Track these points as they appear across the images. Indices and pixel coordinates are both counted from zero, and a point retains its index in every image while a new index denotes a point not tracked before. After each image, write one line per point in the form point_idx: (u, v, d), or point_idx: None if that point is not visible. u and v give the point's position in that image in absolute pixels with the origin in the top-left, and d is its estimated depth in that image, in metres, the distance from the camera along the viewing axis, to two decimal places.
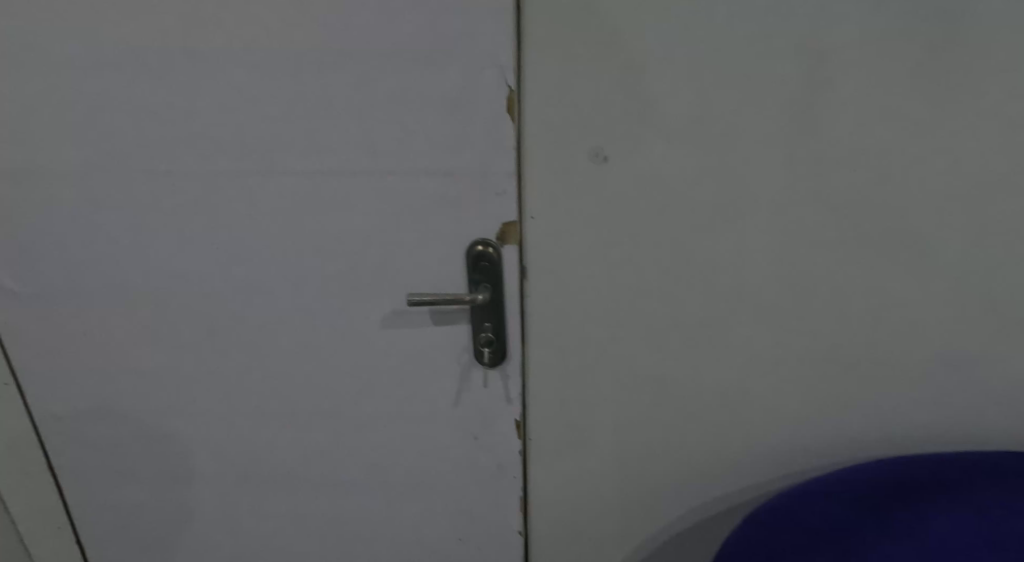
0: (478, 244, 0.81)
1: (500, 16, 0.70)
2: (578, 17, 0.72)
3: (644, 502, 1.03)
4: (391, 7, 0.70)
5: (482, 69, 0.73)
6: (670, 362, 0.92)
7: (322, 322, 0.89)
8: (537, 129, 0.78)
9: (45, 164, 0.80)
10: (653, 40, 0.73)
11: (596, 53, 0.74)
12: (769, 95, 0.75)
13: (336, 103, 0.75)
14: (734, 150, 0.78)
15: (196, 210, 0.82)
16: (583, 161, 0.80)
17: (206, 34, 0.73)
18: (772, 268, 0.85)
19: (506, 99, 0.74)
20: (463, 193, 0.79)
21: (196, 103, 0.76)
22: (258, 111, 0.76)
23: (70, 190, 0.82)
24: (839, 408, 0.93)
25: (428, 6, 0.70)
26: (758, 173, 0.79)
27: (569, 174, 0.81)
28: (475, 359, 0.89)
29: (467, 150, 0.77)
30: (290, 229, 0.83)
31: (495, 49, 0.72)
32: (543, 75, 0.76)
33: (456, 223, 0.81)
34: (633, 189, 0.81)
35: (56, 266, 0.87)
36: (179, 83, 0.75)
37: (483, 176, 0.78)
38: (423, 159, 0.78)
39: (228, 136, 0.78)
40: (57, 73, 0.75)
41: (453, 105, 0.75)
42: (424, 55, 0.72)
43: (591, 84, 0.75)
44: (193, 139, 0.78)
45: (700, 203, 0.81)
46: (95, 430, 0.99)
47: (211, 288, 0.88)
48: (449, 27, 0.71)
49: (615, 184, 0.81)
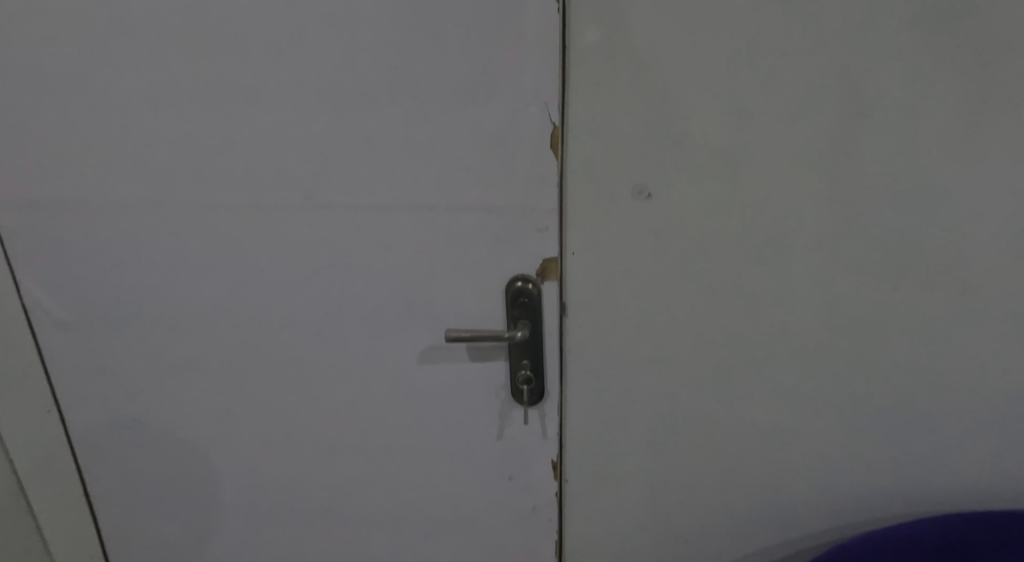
0: (518, 280, 0.80)
1: (547, 54, 0.70)
2: (623, 55, 0.72)
3: (683, 545, 1.00)
4: (438, 46, 0.71)
5: (527, 105, 0.72)
6: (712, 401, 0.90)
7: (360, 355, 0.88)
8: (580, 166, 0.78)
9: (99, 192, 0.82)
10: (699, 77, 0.73)
11: (642, 91, 0.74)
12: (814, 131, 0.75)
13: (380, 138, 0.76)
14: (778, 187, 0.78)
15: (238, 242, 0.83)
16: (626, 198, 0.79)
17: (260, 70, 0.74)
18: (816, 305, 0.84)
19: (551, 135, 0.74)
20: (504, 229, 0.78)
21: (247, 137, 0.78)
22: (304, 145, 0.77)
23: (121, 219, 0.84)
24: (884, 447, 0.91)
25: (475, 44, 0.70)
26: (802, 206, 0.78)
27: (612, 211, 0.79)
28: (512, 397, 0.87)
29: (509, 187, 0.76)
30: (331, 261, 0.83)
31: (541, 86, 0.71)
32: (587, 111, 0.75)
33: (496, 259, 0.80)
34: (675, 225, 0.80)
35: (105, 292, 0.88)
36: (231, 117, 0.77)
37: (525, 213, 0.77)
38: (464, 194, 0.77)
39: (276, 169, 0.79)
40: (118, 105, 0.77)
41: (496, 141, 0.74)
42: (470, 92, 0.73)
43: (635, 121, 0.75)
44: (242, 171, 0.79)
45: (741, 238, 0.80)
46: (130, 457, 0.99)
47: (251, 318, 0.88)
48: (495, 65, 0.71)
49: (659, 220, 0.79)
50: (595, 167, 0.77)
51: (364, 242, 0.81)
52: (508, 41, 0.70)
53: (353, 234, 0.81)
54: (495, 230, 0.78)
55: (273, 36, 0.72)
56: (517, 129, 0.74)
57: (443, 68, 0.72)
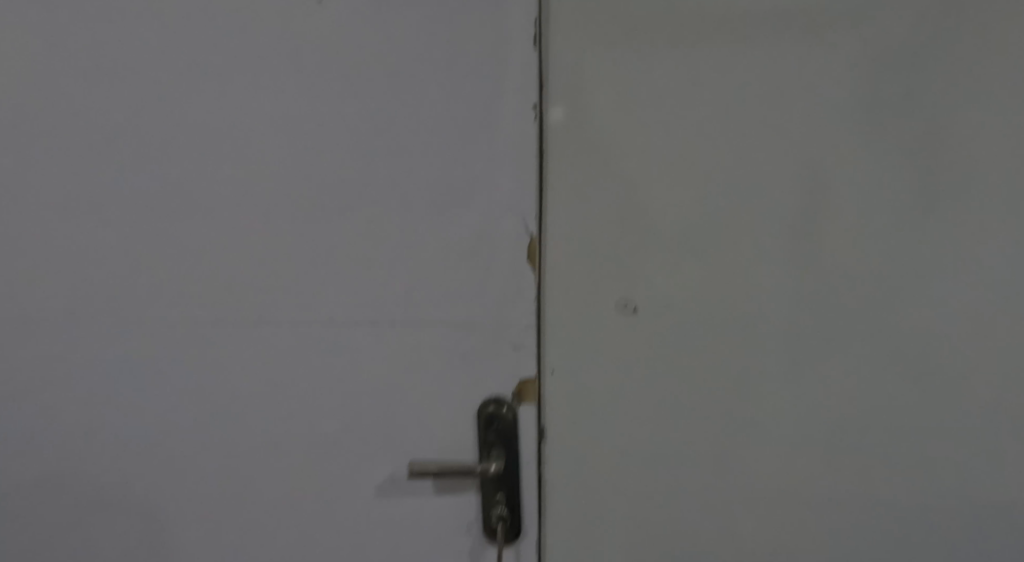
0: (490, 404, 0.72)
1: (522, 162, 0.68)
2: (598, 164, 0.72)
3: None
4: (411, 154, 0.68)
5: (502, 215, 0.68)
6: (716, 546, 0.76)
7: (308, 493, 0.75)
8: (557, 276, 0.73)
9: (30, 307, 0.73)
10: (673, 185, 0.72)
11: (618, 197, 0.72)
12: (795, 239, 0.73)
13: (344, 249, 0.70)
14: (765, 297, 0.73)
15: (173, 359, 0.73)
16: (606, 309, 0.73)
17: (223, 178, 0.70)
18: (822, 428, 0.75)
19: (528, 245, 0.69)
20: (477, 346, 0.71)
21: (201, 246, 0.71)
22: (263, 254, 0.71)
23: (50, 338, 0.73)
24: None
25: (448, 153, 0.68)
26: (792, 319, 0.73)
27: (592, 323, 0.73)
28: (485, 541, 0.75)
29: (482, 302, 0.70)
30: (284, 383, 0.73)
31: (516, 195, 0.68)
32: (564, 219, 0.72)
33: (467, 379, 0.72)
34: (660, 340, 0.74)
35: (18, 423, 0.75)
36: (187, 225, 0.71)
37: (499, 329, 0.70)
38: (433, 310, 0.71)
39: (230, 280, 0.72)
40: (67, 214, 0.71)
41: (469, 252, 0.69)
42: (442, 201, 0.69)
43: (613, 230, 0.72)
44: (192, 283, 0.72)
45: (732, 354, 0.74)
46: None
47: (186, 451, 0.75)
48: (469, 173, 0.68)
49: (642, 333, 0.74)
50: (574, 279, 0.73)
51: (319, 361, 0.72)
52: (484, 149, 0.68)
53: (308, 353, 0.72)
54: (466, 348, 0.71)
55: (241, 144, 0.70)
56: (492, 241, 0.69)
57: (416, 175, 0.69)
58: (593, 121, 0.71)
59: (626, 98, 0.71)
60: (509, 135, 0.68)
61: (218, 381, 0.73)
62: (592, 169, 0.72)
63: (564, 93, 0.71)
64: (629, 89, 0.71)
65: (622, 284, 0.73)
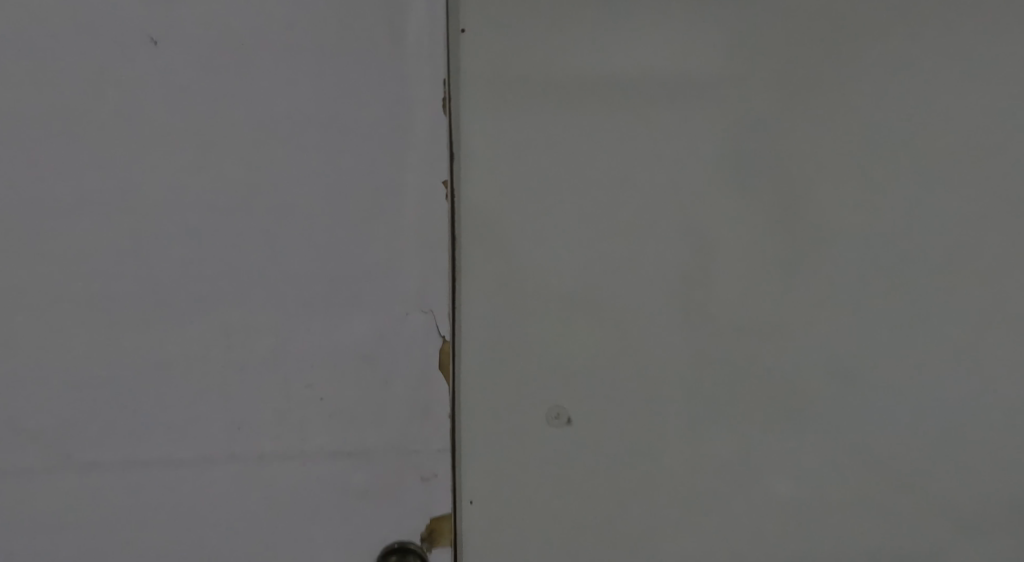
0: (393, 549, 0.54)
1: (428, 246, 0.55)
2: (517, 241, 0.59)
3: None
4: (291, 238, 0.55)
5: (406, 312, 0.55)
6: None
7: None
8: (474, 381, 0.58)
9: None
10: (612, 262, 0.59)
11: (543, 280, 0.59)
12: (763, 319, 0.59)
13: (202, 357, 0.55)
14: (733, 392, 0.59)
15: None
16: (536, 420, 0.58)
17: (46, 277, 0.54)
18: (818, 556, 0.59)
19: (438, 349, 0.55)
20: (375, 479, 0.54)
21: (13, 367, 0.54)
22: (99, 372, 0.54)
23: None
24: None
25: (338, 236, 0.55)
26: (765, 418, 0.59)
27: (517, 440, 0.58)
28: None
29: (379, 425, 0.54)
30: (126, 539, 0.55)
31: (422, 285, 0.55)
32: (481, 312, 0.58)
33: (363, 522, 0.55)
34: (598, 457, 0.58)
35: None
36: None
37: (403, 454, 0.54)
38: (316, 436, 0.55)
39: (52, 409, 0.54)
40: None
41: (365, 359, 0.55)
42: (330, 295, 0.55)
43: (537, 317, 0.59)
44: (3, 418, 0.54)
45: (689, 472, 0.59)
46: None
47: None
48: (364, 261, 0.55)
49: (582, 447, 0.58)
50: (490, 381, 0.59)
51: (157, 501, 0.54)
52: (383, 233, 0.55)
53: (144, 492, 0.54)
54: (356, 485, 0.55)
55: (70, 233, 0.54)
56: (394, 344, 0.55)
57: (298, 262, 0.55)
58: (509, 185, 0.59)
59: (552, 160, 0.59)
60: (414, 216, 0.55)
61: (27, 530, 0.55)
62: (512, 246, 0.59)
63: (478, 156, 0.59)
64: (555, 149, 0.60)
65: (550, 388, 0.58)
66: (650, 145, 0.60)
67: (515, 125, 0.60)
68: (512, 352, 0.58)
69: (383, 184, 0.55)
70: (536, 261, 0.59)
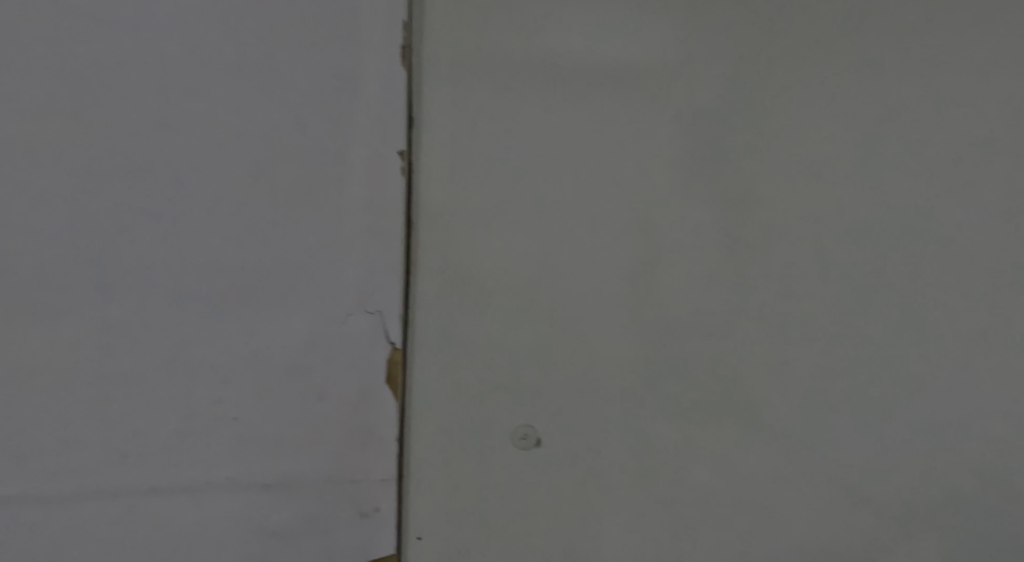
0: None
1: (378, 236, 0.47)
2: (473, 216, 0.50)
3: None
4: (197, 201, 0.42)
5: (349, 312, 0.45)
6: None
7: None
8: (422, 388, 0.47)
9: None
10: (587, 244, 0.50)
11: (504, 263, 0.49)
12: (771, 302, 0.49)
13: (42, 344, 0.38)
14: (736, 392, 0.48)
15: None
16: (495, 434, 0.47)
17: None
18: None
19: (387, 357, 0.46)
20: (298, 521, 0.42)
21: None
22: None
23: None
24: None
25: (264, 210, 0.44)
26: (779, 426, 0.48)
27: (472, 459, 0.47)
28: None
29: (307, 452, 0.43)
30: None
31: (369, 280, 0.46)
32: (433, 308, 0.48)
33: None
34: (574, 482, 0.47)
35: None
36: None
37: (337, 487, 0.43)
38: (222, 465, 0.41)
39: None
40: None
41: (294, 366, 0.43)
42: (250, 281, 0.43)
43: (497, 307, 0.48)
44: None
45: (690, 493, 0.47)
46: None
47: None
48: (298, 245, 0.45)
49: (552, 465, 0.47)
50: (446, 390, 0.47)
51: None
52: (325, 213, 0.46)
53: None
54: (274, 529, 0.41)
55: None
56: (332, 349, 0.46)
57: (206, 233, 0.42)
58: (464, 153, 0.51)
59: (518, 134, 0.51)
60: (365, 199, 0.47)
61: None
62: (471, 228, 0.49)
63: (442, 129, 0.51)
64: (520, 113, 0.51)
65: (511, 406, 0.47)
66: (633, 108, 0.51)
67: (485, 91, 0.51)
68: (472, 360, 0.48)
69: (327, 156, 0.47)
70: (498, 249, 0.49)
